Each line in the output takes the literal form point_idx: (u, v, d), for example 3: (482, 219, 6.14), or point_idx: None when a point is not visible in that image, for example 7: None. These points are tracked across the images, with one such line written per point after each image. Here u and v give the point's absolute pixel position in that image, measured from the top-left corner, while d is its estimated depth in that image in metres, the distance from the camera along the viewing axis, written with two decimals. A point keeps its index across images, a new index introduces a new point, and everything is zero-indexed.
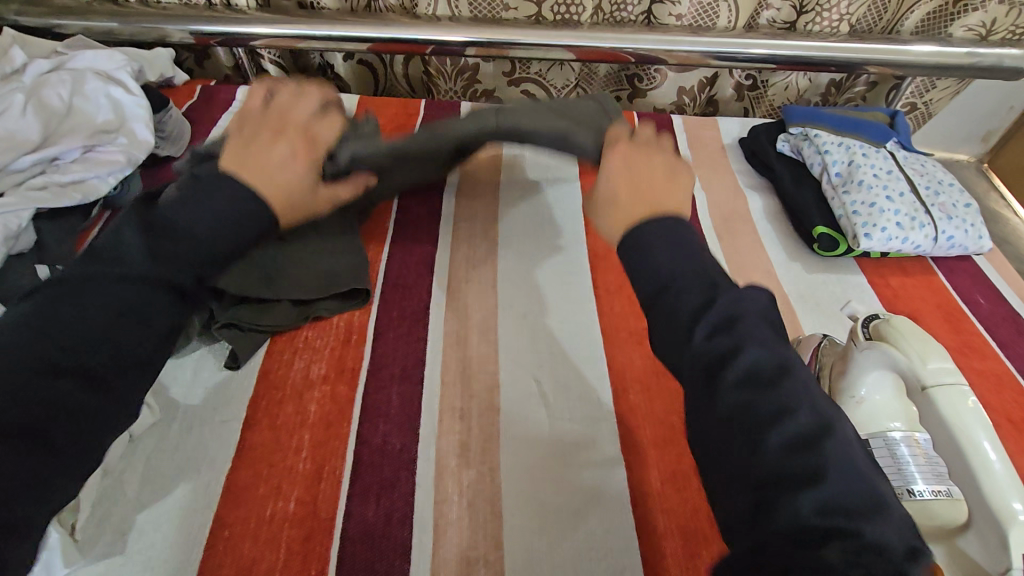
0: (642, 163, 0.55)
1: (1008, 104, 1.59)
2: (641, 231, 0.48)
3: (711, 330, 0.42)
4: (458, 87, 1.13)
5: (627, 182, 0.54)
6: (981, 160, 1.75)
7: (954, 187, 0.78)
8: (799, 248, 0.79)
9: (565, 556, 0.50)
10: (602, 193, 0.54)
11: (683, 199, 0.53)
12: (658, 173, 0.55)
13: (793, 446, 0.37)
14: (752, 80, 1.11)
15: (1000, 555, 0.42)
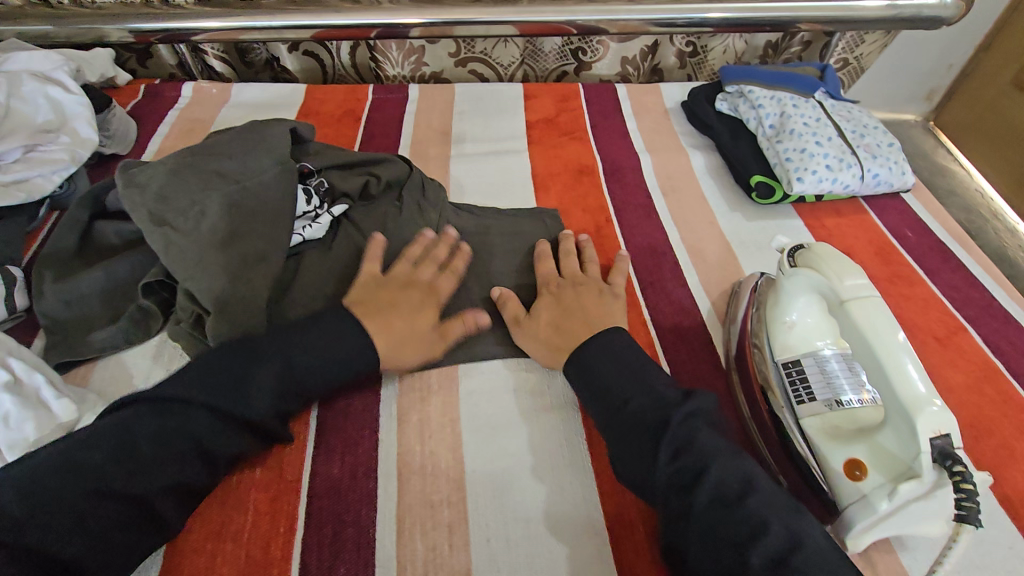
0: (569, 293, 0.63)
1: (947, 62, 1.64)
2: (585, 355, 0.56)
3: (671, 453, 0.46)
4: (406, 70, 1.14)
5: (556, 314, 0.61)
6: (926, 118, 1.82)
7: (878, 129, 0.82)
8: (740, 198, 0.83)
9: (524, 492, 0.53)
10: (530, 325, 0.61)
11: (612, 313, 0.61)
12: (586, 296, 0.62)
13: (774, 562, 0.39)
14: (693, 46, 1.14)
15: (911, 442, 0.44)
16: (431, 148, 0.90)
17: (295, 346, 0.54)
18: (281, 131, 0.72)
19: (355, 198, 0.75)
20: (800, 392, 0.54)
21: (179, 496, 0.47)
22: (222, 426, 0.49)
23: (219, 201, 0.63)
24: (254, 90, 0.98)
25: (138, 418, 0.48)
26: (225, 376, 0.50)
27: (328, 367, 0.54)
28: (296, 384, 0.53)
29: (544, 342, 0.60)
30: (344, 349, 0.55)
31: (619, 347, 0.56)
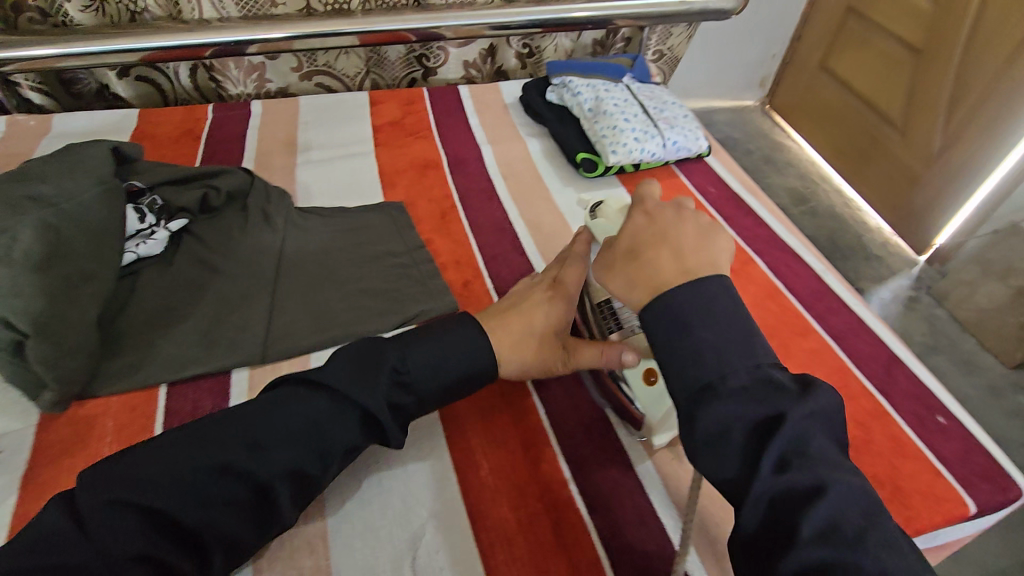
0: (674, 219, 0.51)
1: (771, 53, 1.94)
2: (672, 301, 0.44)
3: (778, 462, 0.37)
4: (250, 88, 1.14)
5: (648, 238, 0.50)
6: (766, 103, 2.10)
7: (676, 105, 0.95)
8: (571, 174, 0.92)
9: (376, 454, 0.56)
10: (639, 271, 0.48)
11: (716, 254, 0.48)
12: (688, 227, 0.50)
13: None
14: (528, 48, 1.25)
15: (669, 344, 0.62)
16: (277, 158, 0.91)
17: (423, 343, 0.54)
18: (102, 151, 0.71)
19: (195, 211, 0.75)
20: (609, 323, 0.62)
21: (259, 503, 0.45)
22: (329, 409, 0.48)
23: (32, 223, 0.61)
24: (81, 119, 0.94)
25: (317, 390, 0.49)
26: (360, 369, 0.50)
27: (442, 372, 0.54)
28: (321, 447, 0.47)
29: (623, 275, 0.49)
30: (455, 362, 0.54)
31: (710, 298, 0.44)
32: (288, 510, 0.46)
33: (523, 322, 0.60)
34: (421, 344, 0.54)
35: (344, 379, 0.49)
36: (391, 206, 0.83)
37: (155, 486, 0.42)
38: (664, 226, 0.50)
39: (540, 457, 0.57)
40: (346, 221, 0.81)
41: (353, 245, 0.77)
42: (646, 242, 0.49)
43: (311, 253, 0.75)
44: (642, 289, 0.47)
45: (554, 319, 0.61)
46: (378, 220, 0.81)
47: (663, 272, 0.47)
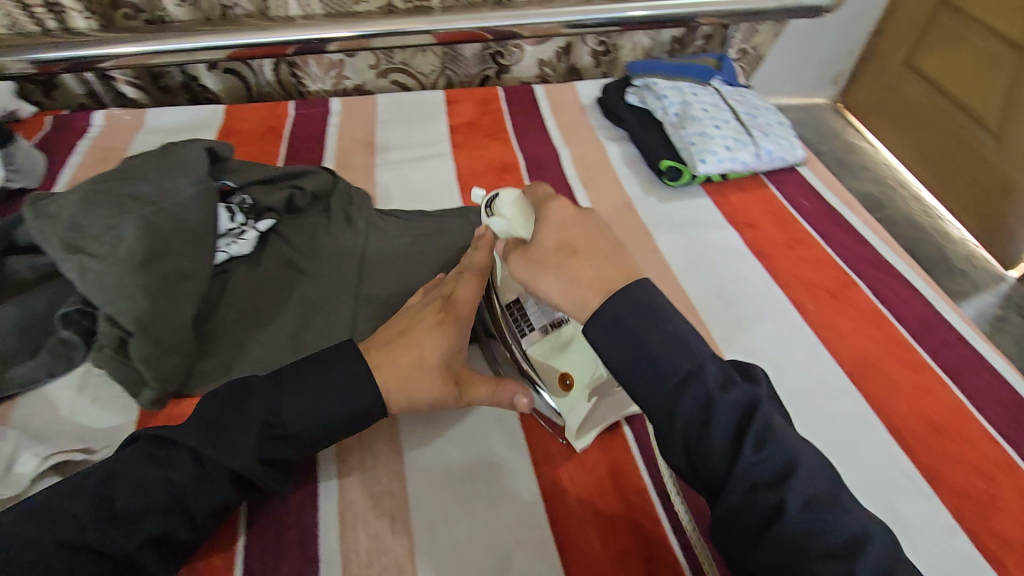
0: (580, 226, 0.49)
1: (847, 48, 1.81)
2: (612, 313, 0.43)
3: (756, 442, 0.40)
4: (328, 85, 1.15)
5: (558, 243, 0.48)
6: (834, 102, 1.96)
7: (769, 111, 0.90)
8: (653, 182, 0.88)
9: (460, 471, 0.55)
10: (554, 277, 0.47)
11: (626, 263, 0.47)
12: (596, 238, 0.49)
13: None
14: (604, 45, 1.21)
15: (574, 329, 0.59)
16: (356, 158, 0.91)
17: (270, 386, 0.50)
18: (197, 151, 0.72)
19: (281, 212, 0.76)
20: (522, 327, 0.59)
21: (178, 534, 0.45)
22: (191, 462, 0.46)
23: (135, 223, 0.63)
24: (171, 114, 0.97)
25: (174, 441, 0.47)
26: (219, 415, 0.48)
27: (325, 417, 0.50)
28: (289, 435, 0.49)
29: (554, 277, 0.47)
30: (330, 406, 0.50)
31: (648, 309, 0.43)
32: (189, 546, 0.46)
33: (428, 350, 0.53)
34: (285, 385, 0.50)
35: (264, 395, 0.49)
36: (470, 211, 0.82)
37: (119, 496, 0.44)
38: (588, 235, 0.49)
39: (629, 488, 0.55)
40: (425, 225, 0.80)
41: (433, 251, 0.76)
42: (582, 246, 0.48)
43: (392, 258, 0.74)
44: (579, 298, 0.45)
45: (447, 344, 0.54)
46: (457, 225, 0.80)
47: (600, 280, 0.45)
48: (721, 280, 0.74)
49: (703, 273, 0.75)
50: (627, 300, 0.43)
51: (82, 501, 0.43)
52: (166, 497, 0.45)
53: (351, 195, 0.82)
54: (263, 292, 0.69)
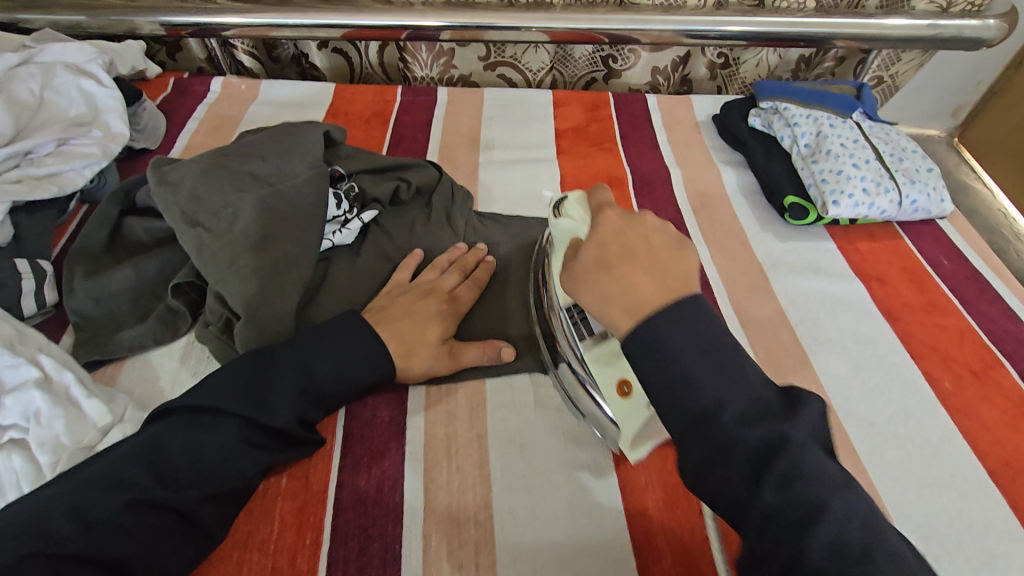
0: (637, 232, 0.48)
1: (976, 78, 1.50)
2: (652, 324, 0.41)
3: (780, 481, 0.35)
4: (434, 73, 1.13)
5: (613, 249, 0.47)
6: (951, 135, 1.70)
7: (917, 153, 0.81)
8: (772, 217, 0.82)
9: (550, 510, 0.52)
10: (596, 283, 0.46)
11: (686, 268, 0.45)
12: (655, 243, 0.47)
13: (838, 556, 0.33)
14: (725, 58, 1.13)
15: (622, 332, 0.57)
16: (460, 154, 0.89)
17: (298, 347, 0.53)
18: (315, 134, 0.72)
19: (385, 203, 0.75)
20: (579, 331, 0.56)
21: (216, 503, 0.47)
22: (231, 432, 0.48)
23: (252, 204, 0.64)
24: (284, 88, 0.97)
25: (212, 412, 0.48)
26: (246, 382, 0.50)
27: (347, 381, 0.53)
28: (319, 393, 0.52)
29: (600, 286, 0.46)
30: (355, 373, 0.54)
31: (683, 319, 0.41)
32: (223, 521, 0.47)
33: (414, 324, 0.59)
34: (311, 345, 0.53)
35: (292, 359, 0.52)
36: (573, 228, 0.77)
37: (176, 458, 0.46)
38: (644, 243, 0.47)
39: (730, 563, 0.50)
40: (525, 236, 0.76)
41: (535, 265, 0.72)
42: (636, 253, 0.46)
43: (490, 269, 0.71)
44: (626, 307, 0.43)
45: (442, 323, 0.61)
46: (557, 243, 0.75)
47: (645, 291, 0.43)
48: (844, 340, 0.67)
49: (825, 328, 0.68)
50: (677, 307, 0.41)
51: (139, 463, 0.44)
52: (217, 458, 0.47)
53: (452, 190, 0.79)
54: (362, 288, 0.68)
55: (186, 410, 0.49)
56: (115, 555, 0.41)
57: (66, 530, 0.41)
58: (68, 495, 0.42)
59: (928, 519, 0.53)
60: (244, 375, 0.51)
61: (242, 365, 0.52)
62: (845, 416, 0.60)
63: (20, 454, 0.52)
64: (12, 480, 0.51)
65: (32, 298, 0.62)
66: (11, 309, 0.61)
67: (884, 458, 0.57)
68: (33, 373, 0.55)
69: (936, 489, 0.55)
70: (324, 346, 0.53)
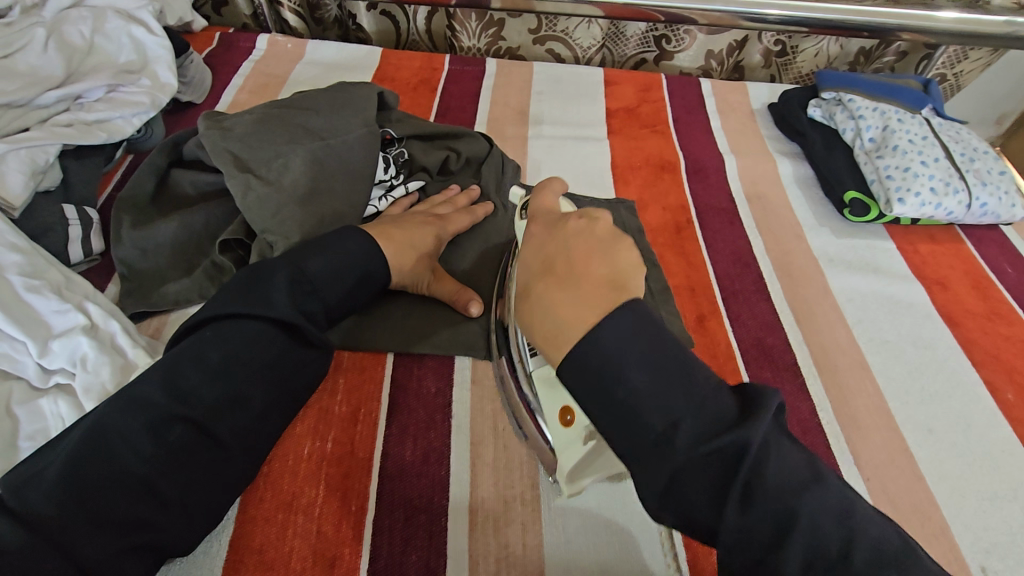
0: (563, 241, 0.44)
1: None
2: (596, 339, 0.37)
3: (706, 445, 0.35)
4: (482, 44, 1.11)
5: (549, 256, 0.44)
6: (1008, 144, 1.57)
7: (988, 154, 0.77)
8: (829, 212, 0.79)
9: (597, 494, 0.51)
10: (529, 306, 0.43)
11: (624, 271, 0.42)
12: (583, 246, 0.43)
13: (766, 504, 0.34)
14: (782, 46, 1.09)
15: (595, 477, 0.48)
16: (507, 127, 0.87)
17: (296, 252, 0.53)
18: (369, 94, 0.71)
19: (432, 172, 0.73)
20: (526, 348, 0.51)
21: (237, 409, 0.46)
22: (237, 342, 0.48)
23: (304, 156, 0.63)
24: (331, 49, 0.95)
25: (217, 328, 0.48)
26: (245, 289, 0.50)
27: (339, 277, 0.53)
28: (312, 287, 0.52)
29: (541, 313, 0.41)
30: (346, 268, 0.54)
31: (630, 332, 0.37)
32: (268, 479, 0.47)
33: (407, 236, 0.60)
34: (311, 251, 0.54)
35: (283, 259, 0.53)
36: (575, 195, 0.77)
37: (184, 371, 0.45)
38: (563, 249, 0.44)
39: None
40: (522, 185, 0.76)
41: None
42: (561, 262, 0.43)
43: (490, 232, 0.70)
44: (552, 337, 0.40)
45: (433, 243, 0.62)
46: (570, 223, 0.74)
47: (581, 314, 0.39)
48: (902, 342, 0.65)
49: (882, 330, 0.66)
50: (612, 318, 0.37)
51: (150, 384, 0.45)
52: (221, 363, 0.47)
53: (500, 161, 0.77)
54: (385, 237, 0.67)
55: (192, 327, 0.49)
56: (145, 478, 0.42)
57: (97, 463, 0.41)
58: (96, 429, 0.43)
59: (987, 532, 0.51)
60: (247, 283, 0.51)
61: (240, 273, 0.53)
62: (902, 420, 0.58)
63: (66, 401, 0.51)
64: (58, 424, 0.51)
65: (79, 245, 0.62)
66: (59, 255, 0.60)
67: (943, 468, 0.55)
68: (80, 320, 0.54)
69: (997, 503, 0.53)
70: (328, 262, 0.53)
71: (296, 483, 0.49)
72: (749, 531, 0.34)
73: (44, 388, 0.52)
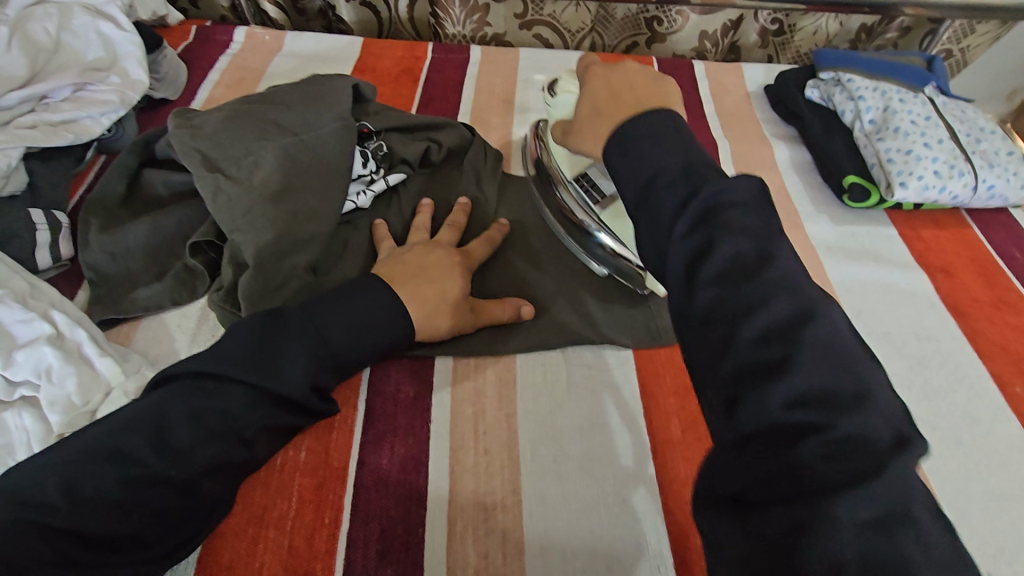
0: (621, 76, 0.49)
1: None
2: (634, 122, 0.41)
3: (711, 275, 0.33)
4: (468, 31, 1.07)
5: (605, 90, 0.48)
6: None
7: (995, 134, 0.74)
8: (828, 198, 0.76)
9: (583, 500, 0.49)
10: (581, 117, 0.50)
11: (668, 98, 0.47)
12: (639, 78, 0.48)
13: (768, 340, 0.30)
14: (779, 24, 1.04)
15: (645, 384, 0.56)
16: (493, 117, 0.84)
17: (318, 308, 0.50)
18: (344, 86, 0.68)
19: (414, 165, 0.70)
20: (592, 196, 0.64)
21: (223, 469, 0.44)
22: (240, 403, 0.44)
23: (274, 152, 0.61)
24: (310, 41, 0.92)
25: (220, 389, 0.44)
26: (257, 349, 0.46)
27: (362, 338, 0.50)
28: (333, 357, 0.49)
29: (591, 132, 0.48)
30: (367, 328, 0.50)
31: (669, 127, 0.41)
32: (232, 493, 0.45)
33: None
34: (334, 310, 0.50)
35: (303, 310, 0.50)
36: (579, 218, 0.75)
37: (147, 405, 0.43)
38: (629, 85, 0.47)
39: None
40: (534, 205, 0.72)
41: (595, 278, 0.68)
42: (625, 90, 0.47)
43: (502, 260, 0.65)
44: (593, 138, 0.48)
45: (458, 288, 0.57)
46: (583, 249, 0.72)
47: (623, 112, 0.45)
48: (904, 334, 0.62)
49: (881, 319, 0.63)
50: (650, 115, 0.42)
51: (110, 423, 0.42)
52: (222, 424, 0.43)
53: (485, 153, 0.75)
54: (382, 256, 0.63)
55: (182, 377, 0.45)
56: None
57: (50, 482, 0.38)
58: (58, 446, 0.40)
59: (995, 537, 0.49)
60: (257, 338, 0.47)
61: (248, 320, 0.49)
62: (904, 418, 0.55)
63: (31, 414, 0.50)
64: (23, 439, 0.49)
65: (47, 251, 0.60)
66: (26, 262, 0.58)
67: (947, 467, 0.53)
68: (46, 329, 0.52)
69: (1004, 504, 0.50)
70: None
71: (267, 496, 0.48)
72: (738, 358, 0.30)
73: (8, 402, 0.50)
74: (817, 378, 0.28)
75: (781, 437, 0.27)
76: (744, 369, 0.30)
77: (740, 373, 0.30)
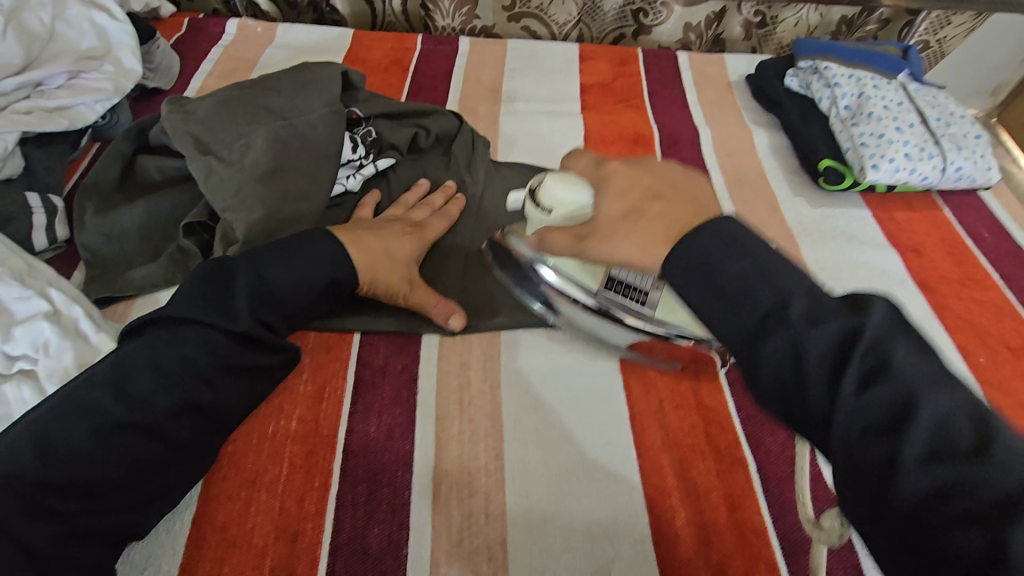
0: (650, 179, 0.48)
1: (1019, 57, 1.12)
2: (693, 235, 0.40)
3: (790, 332, 0.35)
4: (457, 23, 1.09)
5: (638, 189, 0.47)
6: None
7: (965, 119, 0.76)
8: (805, 182, 0.78)
9: (562, 464, 0.51)
10: (607, 219, 0.47)
11: (703, 201, 0.47)
12: (671, 182, 0.48)
13: (865, 383, 0.32)
14: (761, 17, 1.07)
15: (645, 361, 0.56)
16: (480, 105, 0.86)
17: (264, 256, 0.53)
18: (333, 73, 0.70)
19: (403, 150, 0.73)
20: (635, 297, 0.55)
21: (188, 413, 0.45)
22: (191, 345, 0.46)
23: (264, 135, 0.63)
24: (301, 32, 0.94)
25: (171, 337, 0.47)
26: (206, 296, 0.49)
27: (307, 282, 0.53)
28: (275, 296, 0.51)
29: (637, 235, 0.44)
30: (313, 270, 0.53)
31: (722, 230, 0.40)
32: None
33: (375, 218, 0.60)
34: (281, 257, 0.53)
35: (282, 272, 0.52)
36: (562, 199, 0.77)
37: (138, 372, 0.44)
38: (661, 184, 0.47)
39: (747, 530, 0.48)
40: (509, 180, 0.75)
41: None
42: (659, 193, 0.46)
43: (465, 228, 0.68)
44: (645, 243, 0.43)
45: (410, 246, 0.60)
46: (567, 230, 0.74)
47: (673, 219, 0.43)
48: None
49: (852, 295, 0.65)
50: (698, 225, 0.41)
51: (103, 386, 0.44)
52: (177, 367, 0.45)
53: (472, 138, 0.77)
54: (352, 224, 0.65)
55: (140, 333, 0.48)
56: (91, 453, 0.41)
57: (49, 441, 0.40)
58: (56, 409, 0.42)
59: None
60: (214, 291, 0.50)
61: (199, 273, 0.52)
62: None
63: (29, 386, 0.51)
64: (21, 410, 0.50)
65: (43, 232, 0.61)
66: (23, 242, 0.60)
67: None
68: (44, 306, 0.54)
69: None
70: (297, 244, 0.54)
71: (257, 462, 0.50)
72: (843, 412, 0.31)
73: (6, 375, 0.52)
74: (923, 406, 0.30)
75: (913, 484, 0.28)
76: (850, 422, 0.31)
77: (858, 431, 0.31)
